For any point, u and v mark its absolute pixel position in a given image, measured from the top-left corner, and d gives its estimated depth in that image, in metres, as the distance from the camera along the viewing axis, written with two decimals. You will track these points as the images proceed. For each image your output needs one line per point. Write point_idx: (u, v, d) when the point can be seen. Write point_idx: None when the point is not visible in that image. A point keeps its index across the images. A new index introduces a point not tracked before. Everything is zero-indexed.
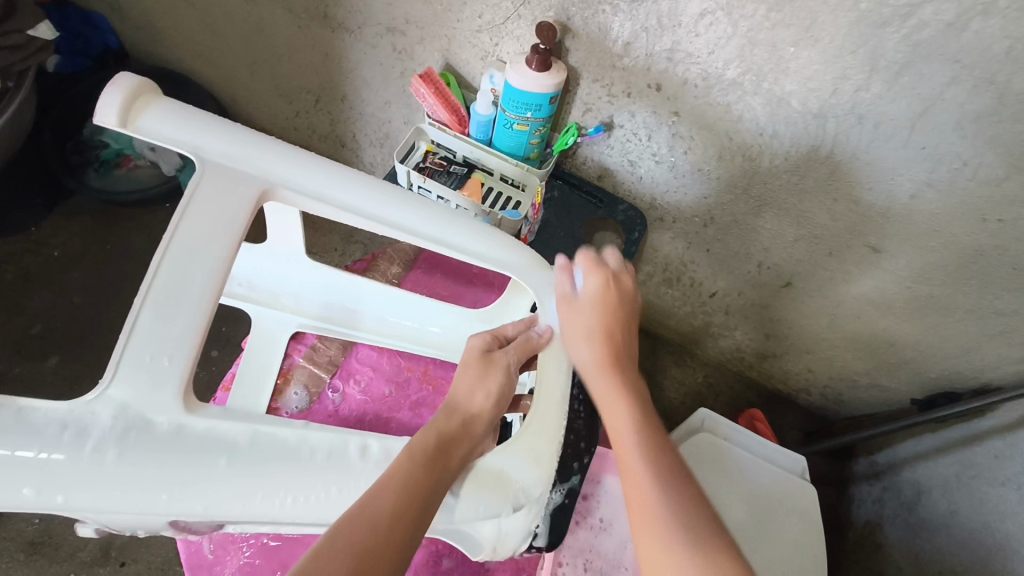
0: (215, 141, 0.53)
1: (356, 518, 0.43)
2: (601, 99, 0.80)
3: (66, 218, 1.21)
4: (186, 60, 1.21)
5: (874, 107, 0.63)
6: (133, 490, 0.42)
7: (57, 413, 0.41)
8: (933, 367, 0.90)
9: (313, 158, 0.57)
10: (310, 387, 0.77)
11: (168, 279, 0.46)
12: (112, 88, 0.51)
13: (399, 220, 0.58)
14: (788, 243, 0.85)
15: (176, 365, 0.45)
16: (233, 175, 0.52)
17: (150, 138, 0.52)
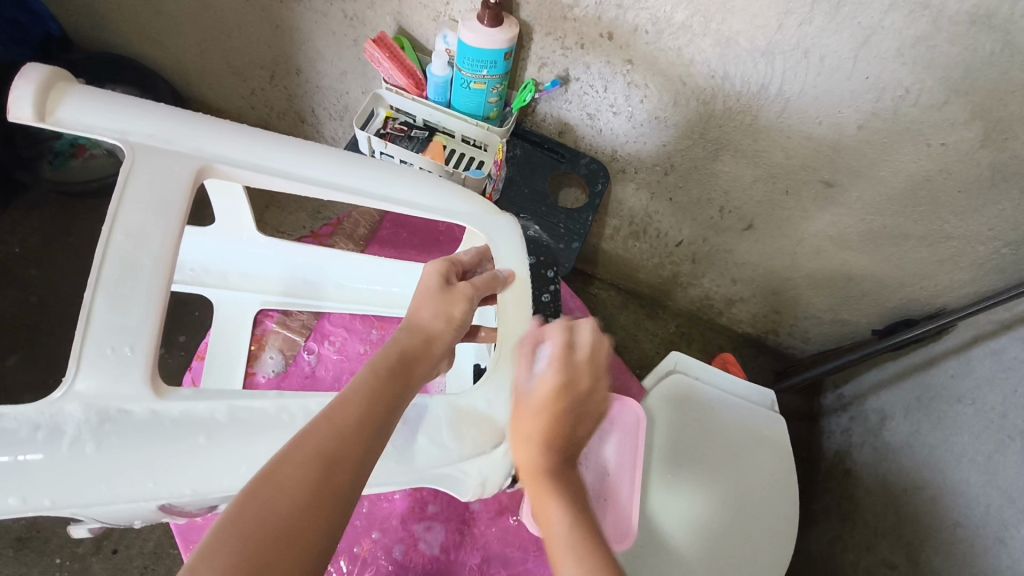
0: (142, 124, 0.51)
1: (319, 431, 0.42)
2: (556, 52, 0.81)
3: (22, 214, 1.19)
4: (133, 43, 1.18)
5: (818, 40, 0.65)
6: (116, 478, 0.41)
7: (25, 416, 0.41)
8: (891, 297, 0.94)
9: (245, 131, 0.54)
10: (286, 351, 0.79)
11: (115, 265, 0.44)
12: (23, 79, 0.48)
13: (346, 181, 0.57)
14: (746, 184, 0.87)
15: (138, 353, 0.43)
16: (167, 154, 0.50)
17: (75, 129, 0.50)
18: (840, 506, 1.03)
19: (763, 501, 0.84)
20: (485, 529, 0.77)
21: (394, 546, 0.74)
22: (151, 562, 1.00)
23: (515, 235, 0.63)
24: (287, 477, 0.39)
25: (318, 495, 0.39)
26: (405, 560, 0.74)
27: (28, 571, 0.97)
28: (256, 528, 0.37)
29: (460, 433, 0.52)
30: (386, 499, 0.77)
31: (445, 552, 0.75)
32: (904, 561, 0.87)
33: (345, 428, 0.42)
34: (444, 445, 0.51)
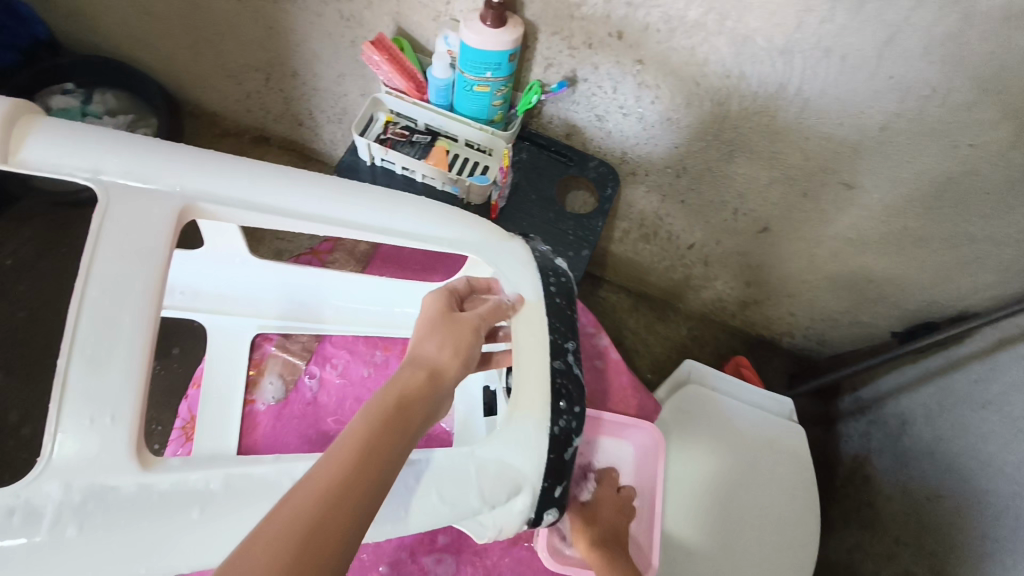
0: (115, 161, 0.46)
1: (304, 489, 0.36)
2: (562, 53, 0.77)
3: (13, 224, 1.16)
4: (124, 46, 1.14)
5: (841, 38, 0.61)
6: (103, 564, 0.39)
7: (2, 499, 0.38)
8: (912, 300, 0.91)
9: (230, 162, 0.50)
10: (286, 375, 0.76)
11: (91, 324, 0.41)
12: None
13: (336, 213, 0.53)
14: (762, 186, 0.83)
15: (120, 425, 0.40)
16: (142, 194, 0.46)
17: (42, 170, 0.46)
18: (859, 514, 1.00)
19: (787, 517, 0.80)
20: (497, 560, 0.75)
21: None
22: None
23: (522, 267, 0.58)
24: (265, 540, 0.33)
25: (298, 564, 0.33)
26: None
27: None
28: None
29: (474, 490, 0.49)
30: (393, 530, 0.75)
31: None
32: (928, 574, 0.85)
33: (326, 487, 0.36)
34: (453, 499, 0.48)
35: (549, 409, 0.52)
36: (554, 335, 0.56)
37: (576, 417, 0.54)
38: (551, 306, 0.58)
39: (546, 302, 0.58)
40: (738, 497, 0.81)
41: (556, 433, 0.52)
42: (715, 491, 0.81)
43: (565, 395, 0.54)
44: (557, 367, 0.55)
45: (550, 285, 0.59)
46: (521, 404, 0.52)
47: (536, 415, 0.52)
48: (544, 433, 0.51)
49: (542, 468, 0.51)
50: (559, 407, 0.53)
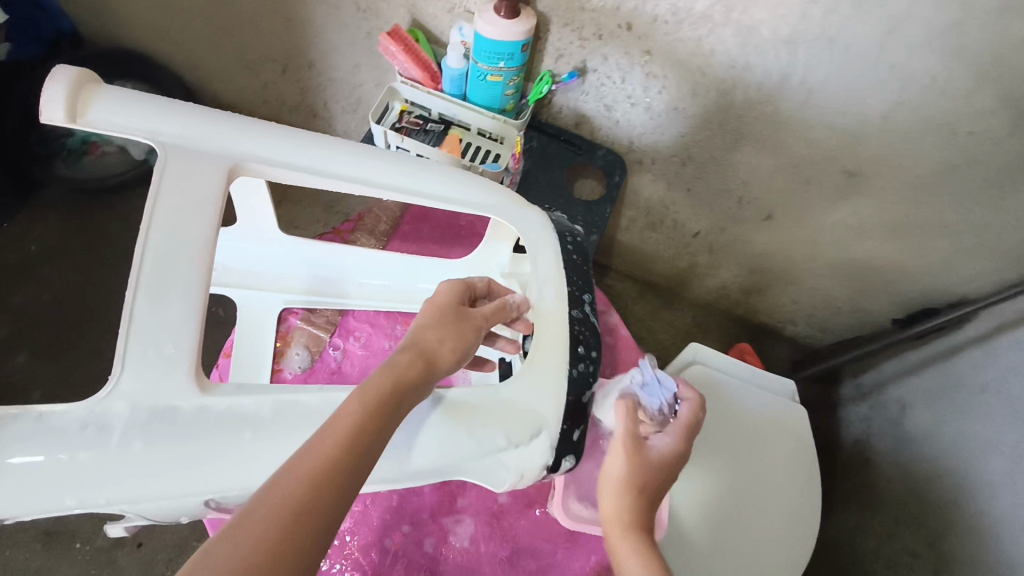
0: (173, 124, 0.50)
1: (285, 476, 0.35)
2: (573, 44, 0.80)
3: (38, 211, 1.19)
4: (144, 39, 1.17)
5: (844, 28, 0.64)
6: (164, 477, 0.41)
7: (74, 414, 0.40)
8: (912, 287, 0.93)
9: (275, 128, 0.53)
10: (311, 346, 0.74)
11: (154, 268, 0.44)
12: (56, 82, 0.47)
13: (371, 176, 0.55)
14: (766, 174, 0.86)
15: (181, 353, 0.43)
16: (197, 153, 0.49)
17: (108, 131, 0.49)
18: (861, 495, 1.03)
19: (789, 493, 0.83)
20: (516, 524, 0.70)
21: (424, 540, 0.67)
22: (176, 554, 0.98)
23: (541, 231, 0.61)
24: (242, 529, 0.33)
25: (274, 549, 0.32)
26: (436, 555, 0.67)
27: (57, 566, 0.96)
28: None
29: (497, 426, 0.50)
30: (416, 492, 0.69)
31: (477, 546, 0.68)
32: (925, 550, 0.87)
33: (317, 474, 0.36)
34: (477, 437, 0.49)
35: (569, 353, 0.55)
36: (571, 286, 0.59)
37: (592, 361, 0.57)
38: (569, 263, 0.61)
39: (564, 259, 0.60)
40: (744, 475, 0.83)
41: (575, 375, 0.55)
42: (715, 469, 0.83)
43: (582, 340, 0.57)
44: (575, 315, 0.58)
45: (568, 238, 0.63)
46: (541, 348, 0.55)
47: (557, 360, 0.55)
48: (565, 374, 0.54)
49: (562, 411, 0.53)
50: (578, 353, 0.56)
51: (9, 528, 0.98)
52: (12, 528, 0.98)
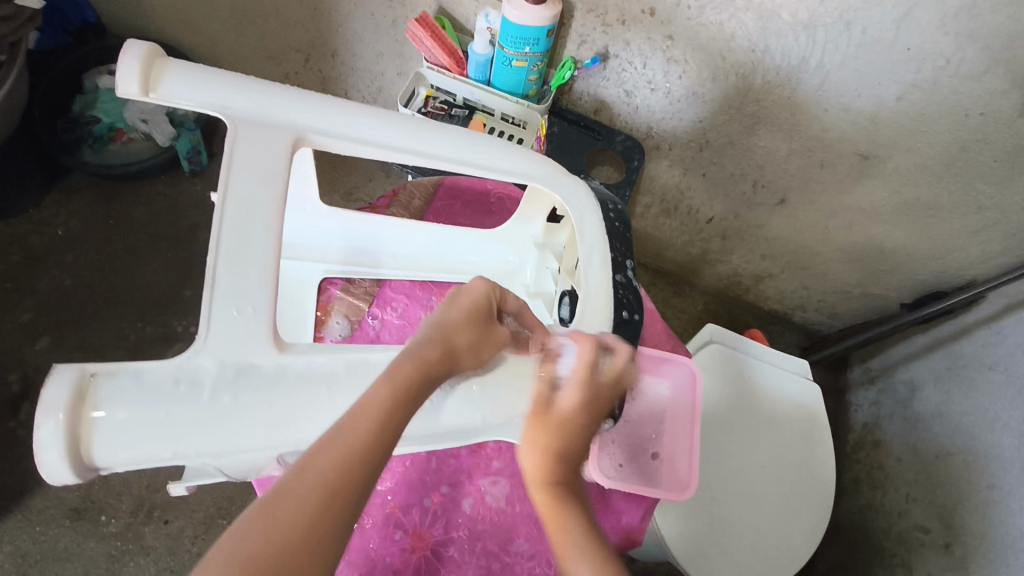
0: (239, 94, 0.49)
1: (320, 457, 0.38)
2: (596, 29, 0.83)
3: (64, 197, 1.21)
4: (169, 29, 1.20)
5: (862, 11, 0.66)
6: (250, 430, 0.43)
7: (165, 372, 0.42)
8: (921, 270, 0.96)
9: (333, 100, 0.53)
10: (351, 316, 0.74)
11: (232, 235, 0.45)
12: (128, 55, 0.46)
13: (427, 149, 0.56)
14: (781, 158, 0.88)
15: (259, 313, 0.45)
16: (266, 127, 0.49)
17: (177, 105, 0.48)
18: (870, 476, 1.06)
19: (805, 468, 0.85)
20: None
21: (462, 500, 0.66)
22: (202, 531, 1.01)
23: (584, 197, 0.61)
24: (283, 508, 0.36)
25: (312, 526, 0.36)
26: (474, 515, 0.65)
27: (85, 542, 0.99)
28: (253, 551, 0.34)
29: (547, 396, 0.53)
30: (452, 454, 0.68)
31: (512, 506, 0.66)
32: (937, 524, 0.90)
33: (329, 472, 0.37)
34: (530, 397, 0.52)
35: (614, 316, 0.57)
36: (615, 254, 0.60)
37: (637, 324, 0.58)
38: (612, 229, 0.61)
39: (607, 225, 0.61)
40: (760, 450, 0.86)
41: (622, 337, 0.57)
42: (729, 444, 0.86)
43: (626, 305, 0.58)
44: (619, 280, 0.59)
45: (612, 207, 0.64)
46: (588, 315, 0.57)
47: (603, 324, 0.56)
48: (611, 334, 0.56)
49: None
50: (622, 317, 0.58)
51: (38, 504, 1.00)
52: (41, 504, 1.00)
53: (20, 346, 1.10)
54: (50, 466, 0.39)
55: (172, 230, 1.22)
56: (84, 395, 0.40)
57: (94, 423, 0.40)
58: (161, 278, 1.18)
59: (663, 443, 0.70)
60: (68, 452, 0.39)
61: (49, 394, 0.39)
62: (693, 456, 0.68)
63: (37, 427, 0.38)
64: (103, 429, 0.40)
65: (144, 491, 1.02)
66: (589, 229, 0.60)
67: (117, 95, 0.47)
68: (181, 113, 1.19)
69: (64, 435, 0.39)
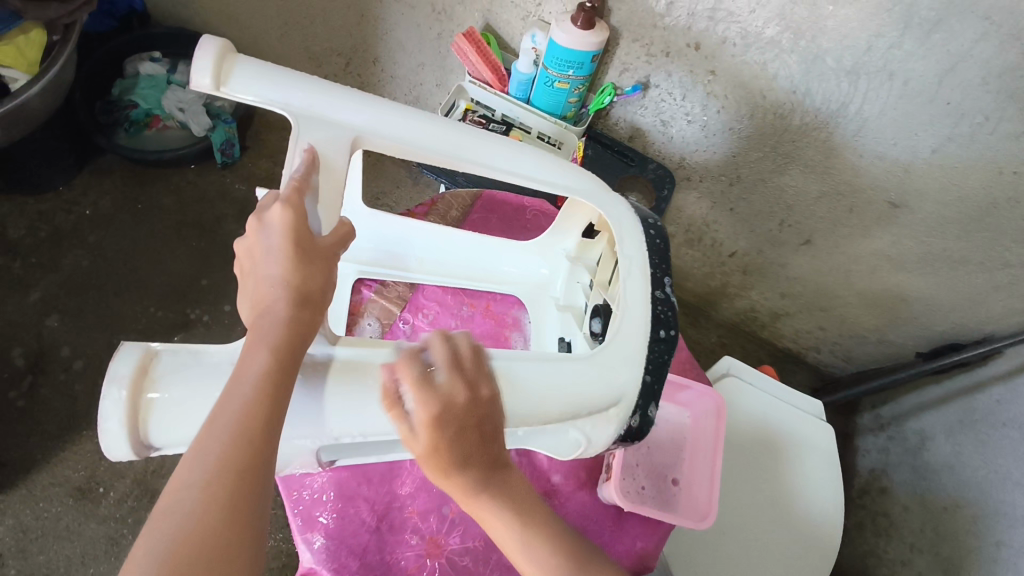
0: (302, 94, 0.50)
1: (216, 423, 0.37)
2: (640, 59, 0.85)
3: (95, 178, 1.23)
4: (215, 22, 1.23)
5: (905, 64, 0.68)
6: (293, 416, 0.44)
7: (223, 354, 0.44)
8: (940, 321, 0.96)
9: (390, 104, 0.54)
10: (382, 319, 0.72)
11: None
12: (201, 49, 0.47)
13: (475, 158, 0.56)
14: (811, 199, 0.89)
15: None
16: (327, 128, 0.50)
17: (246, 100, 0.49)
18: (875, 523, 1.05)
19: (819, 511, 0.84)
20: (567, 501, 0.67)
21: None
22: None
23: (623, 209, 0.60)
24: (184, 477, 0.36)
25: (217, 482, 0.36)
26: None
27: (86, 522, 0.99)
28: (185, 519, 0.34)
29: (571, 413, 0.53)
30: None
31: None
32: None
33: (214, 474, 0.36)
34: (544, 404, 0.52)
35: (649, 333, 0.53)
36: (654, 270, 0.57)
37: (674, 343, 0.54)
38: (653, 247, 0.58)
39: (647, 243, 0.58)
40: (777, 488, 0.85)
41: (654, 358, 0.53)
42: (740, 479, 0.86)
43: (664, 322, 0.54)
44: (658, 296, 0.55)
45: (651, 221, 0.61)
46: (621, 328, 0.53)
47: (635, 340, 0.52)
48: (643, 350, 0.53)
49: (638, 383, 0.52)
50: (659, 335, 0.54)
51: (44, 480, 1.00)
52: (47, 481, 1.00)
53: (38, 322, 1.10)
54: (111, 437, 0.41)
55: (198, 218, 1.23)
56: (146, 371, 0.42)
57: (152, 400, 0.42)
58: (184, 266, 1.18)
59: (682, 470, 0.71)
60: (128, 423, 0.41)
61: (116, 366, 0.41)
62: (711, 482, 0.68)
63: (103, 398, 0.40)
64: (161, 406, 0.41)
65: (149, 476, 1.02)
66: (629, 243, 0.58)
67: (189, 88, 0.47)
68: (217, 106, 1.23)
69: (126, 406, 0.41)
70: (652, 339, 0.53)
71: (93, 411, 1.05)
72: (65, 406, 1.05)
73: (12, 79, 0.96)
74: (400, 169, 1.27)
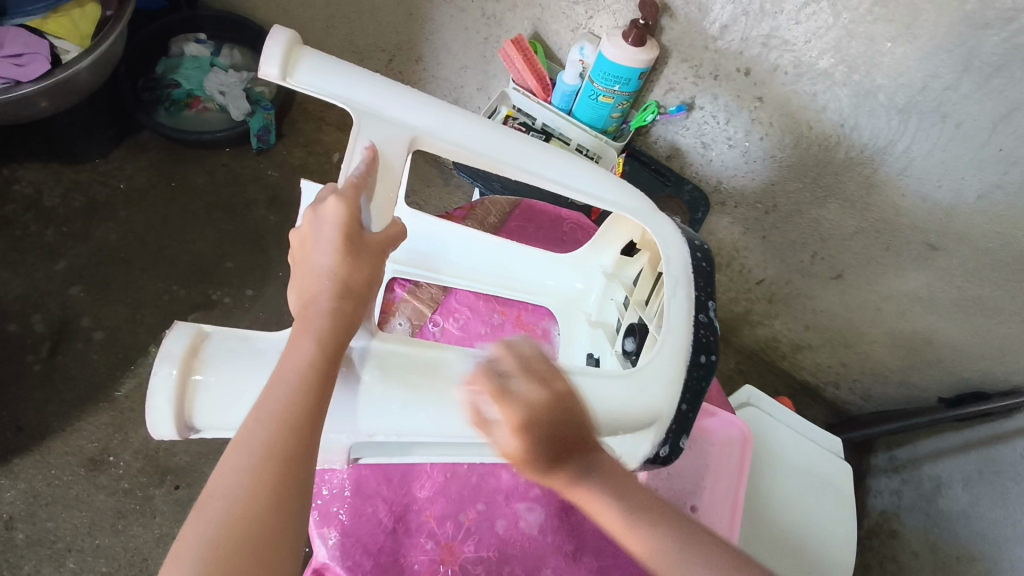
0: (365, 92, 0.50)
1: (262, 412, 0.38)
2: (687, 79, 0.84)
3: (132, 152, 1.24)
4: (263, 9, 1.24)
5: (960, 106, 0.67)
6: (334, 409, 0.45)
7: (271, 341, 0.45)
8: (966, 367, 0.94)
9: (448, 105, 0.54)
10: (414, 320, 0.72)
11: None
12: (272, 40, 0.48)
13: (527, 165, 0.56)
14: (847, 234, 0.88)
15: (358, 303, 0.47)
16: (387, 126, 0.51)
17: (310, 93, 0.49)
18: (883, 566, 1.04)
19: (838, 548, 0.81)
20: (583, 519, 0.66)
21: (496, 521, 0.65)
22: None
23: (669, 228, 0.60)
24: (229, 461, 0.37)
25: (261, 473, 0.36)
26: (506, 537, 0.64)
27: (96, 493, 0.99)
28: (229, 508, 0.35)
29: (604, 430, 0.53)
30: (493, 473, 0.68)
31: (544, 536, 0.65)
32: None
33: (259, 461, 0.37)
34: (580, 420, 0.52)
35: (689, 358, 0.53)
36: (698, 292, 0.56)
37: (713, 368, 0.54)
38: (698, 269, 0.58)
39: (692, 264, 0.58)
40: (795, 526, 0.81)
41: (693, 384, 0.53)
42: None
43: (705, 346, 0.54)
44: (701, 319, 0.55)
45: (697, 243, 0.61)
46: (661, 349, 0.53)
47: (675, 363, 0.52)
48: (681, 374, 0.52)
49: (673, 405, 0.52)
50: (699, 360, 0.53)
51: (58, 447, 1.01)
52: (61, 449, 1.01)
53: (65, 291, 1.11)
54: (157, 413, 0.41)
55: (229, 201, 1.24)
56: (196, 351, 0.42)
57: (199, 381, 0.42)
58: (211, 247, 1.19)
59: (702, 499, 0.70)
60: (176, 401, 0.41)
61: (170, 343, 0.41)
62: (734, 515, 0.68)
63: (153, 373, 0.41)
64: (208, 387, 0.42)
65: (160, 454, 1.03)
66: (674, 262, 0.58)
67: (257, 77, 0.48)
68: (257, 92, 1.24)
69: (175, 384, 0.41)
70: (692, 364, 0.53)
71: (111, 383, 1.06)
72: (84, 375, 1.06)
73: (64, 52, 0.98)
74: (432, 169, 1.27)
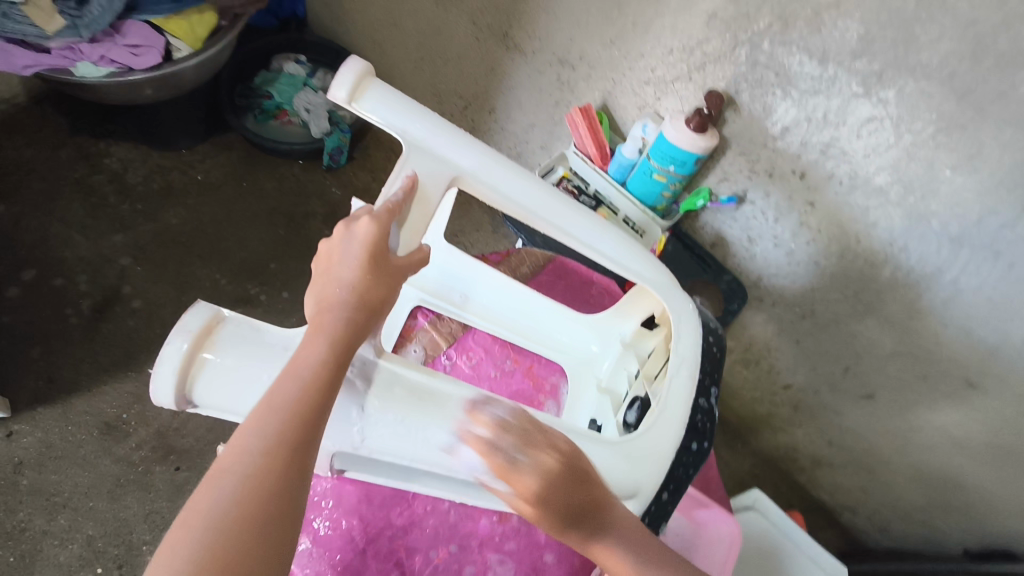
0: (419, 126, 0.54)
1: (276, 399, 0.40)
2: (741, 172, 0.86)
3: (215, 148, 1.33)
4: (360, 42, 1.34)
5: (1015, 247, 0.66)
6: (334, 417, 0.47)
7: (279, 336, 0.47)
8: (995, 522, 0.88)
9: (493, 152, 0.57)
10: (429, 350, 0.74)
11: None
12: (346, 67, 0.52)
13: (557, 222, 0.58)
14: (884, 355, 0.86)
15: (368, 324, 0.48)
16: (433, 161, 0.54)
17: (369, 119, 0.53)
18: None
19: None
20: None
21: (465, 567, 0.63)
22: None
23: (687, 305, 0.60)
24: (243, 441, 0.38)
25: (272, 455, 0.38)
26: None
27: (102, 458, 1.02)
28: (237, 487, 0.36)
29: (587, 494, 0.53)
30: (473, 516, 0.66)
31: None
32: None
33: (271, 445, 0.38)
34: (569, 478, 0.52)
35: (683, 438, 0.53)
36: (703, 376, 0.57)
37: (704, 454, 0.55)
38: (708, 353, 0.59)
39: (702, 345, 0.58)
40: None
41: (680, 466, 0.53)
42: None
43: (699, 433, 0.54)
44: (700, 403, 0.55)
45: (711, 326, 0.61)
46: (657, 422, 0.53)
47: (669, 439, 0.52)
48: (672, 453, 0.52)
49: (659, 482, 0.51)
50: (689, 447, 0.54)
51: (80, 406, 1.05)
52: (81, 408, 1.05)
53: (124, 262, 1.18)
54: (160, 382, 0.43)
55: (290, 210, 1.30)
56: (210, 331, 0.45)
57: (205, 359, 0.44)
58: (264, 248, 1.25)
59: None
60: (180, 374, 0.43)
61: (188, 319, 0.44)
62: None
63: (166, 343, 0.43)
64: (212, 367, 0.44)
65: (170, 433, 1.06)
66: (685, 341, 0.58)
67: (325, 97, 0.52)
68: (339, 115, 1.32)
69: (183, 358, 0.43)
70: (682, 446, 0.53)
71: (142, 356, 1.11)
72: (122, 343, 1.11)
73: (177, 49, 1.08)
74: (484, 216, 1.31)
